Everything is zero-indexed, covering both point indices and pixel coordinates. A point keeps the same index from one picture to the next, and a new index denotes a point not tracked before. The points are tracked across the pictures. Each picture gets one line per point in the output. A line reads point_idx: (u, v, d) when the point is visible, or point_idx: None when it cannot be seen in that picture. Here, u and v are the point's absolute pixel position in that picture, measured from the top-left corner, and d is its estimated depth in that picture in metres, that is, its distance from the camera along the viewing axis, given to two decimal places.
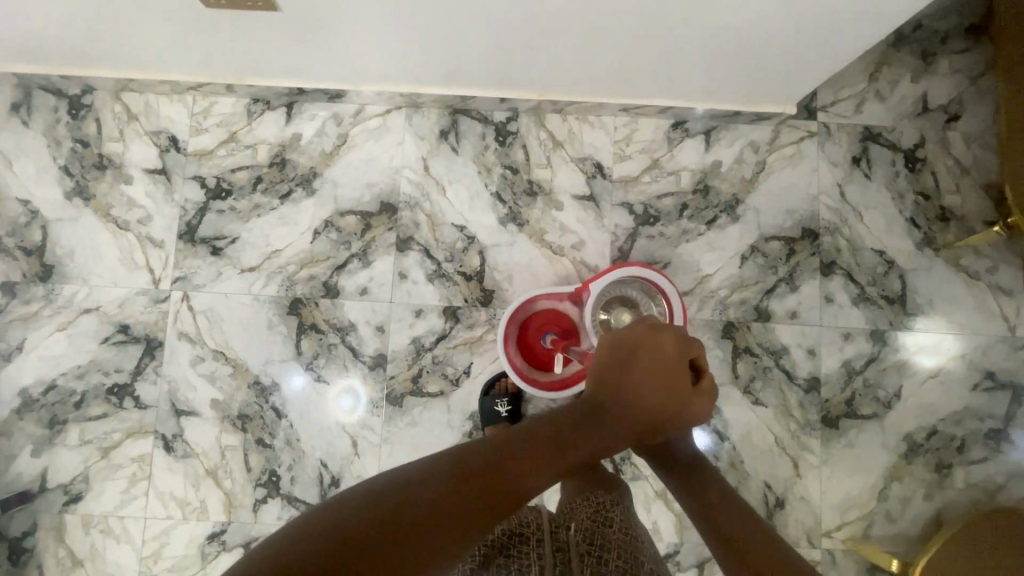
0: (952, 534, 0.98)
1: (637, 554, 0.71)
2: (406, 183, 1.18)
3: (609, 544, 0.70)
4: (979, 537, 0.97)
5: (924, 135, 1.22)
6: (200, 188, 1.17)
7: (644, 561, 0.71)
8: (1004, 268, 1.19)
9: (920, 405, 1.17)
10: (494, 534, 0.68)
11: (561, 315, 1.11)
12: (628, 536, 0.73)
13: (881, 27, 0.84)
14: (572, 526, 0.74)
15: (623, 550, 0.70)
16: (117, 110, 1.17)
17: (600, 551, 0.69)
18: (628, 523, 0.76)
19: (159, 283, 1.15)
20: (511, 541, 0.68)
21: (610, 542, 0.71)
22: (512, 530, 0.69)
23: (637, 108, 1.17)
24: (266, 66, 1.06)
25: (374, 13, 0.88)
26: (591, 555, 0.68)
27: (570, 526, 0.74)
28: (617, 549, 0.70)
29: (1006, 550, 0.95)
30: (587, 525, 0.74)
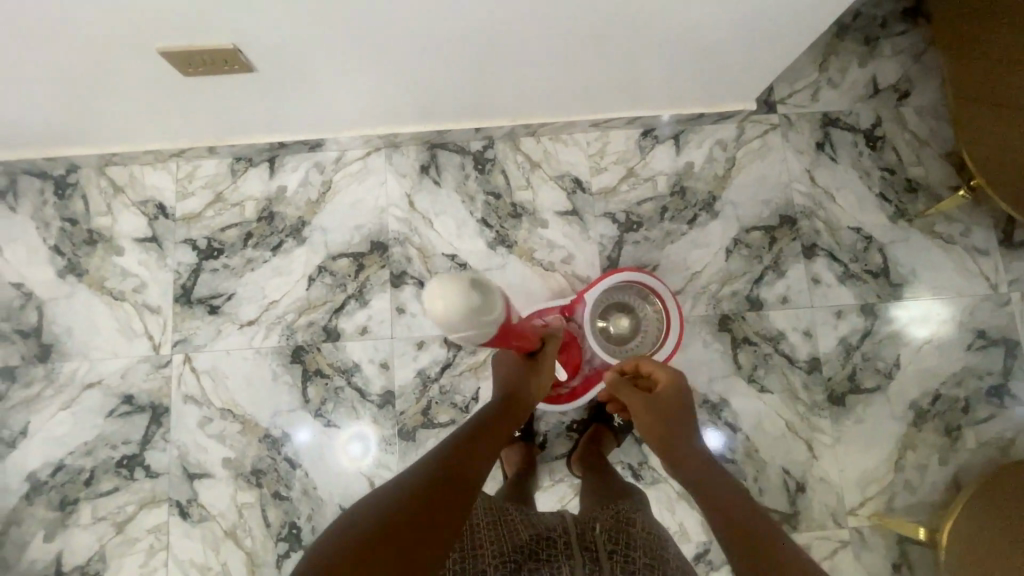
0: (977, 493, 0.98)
1: (663, 552, 0.73)
2: (394, 221, 1.21)
3: (635, 541, 0.72)
4: (1004, 492, 0.97)
5: (879, 115, 1.28)
6: (192, 250, 1.19)
7: (670, 559, 0.72)
8: (976, 229, 1.24)
9: (920, 372, 1.19)
10: (523, 542, 0.71)
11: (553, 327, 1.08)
12: (651, 534, 0.75)
13: (818, 19, 0.90)
14: (597, 526, 0.76)
15: (648, 548, 0.71)
16: (103, 185, 1.19)
17: (625, 549, 0.71)
18: (651, 523, 0.78)
19: (160, 348, 1.15)
20: (538, 547, 0.71)
21: (635, 541, 0.72)
22: (539, 536, 0.73)
23: (606, 122, 1.22)
24: (245, 125, 1.10)
25: (344, 62, 0.92)
26: (617, 553, 0.70)
27: (595, 526, 0.76)
28: (642, 547, 0.71)
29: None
30: (612, 523, 0.75)
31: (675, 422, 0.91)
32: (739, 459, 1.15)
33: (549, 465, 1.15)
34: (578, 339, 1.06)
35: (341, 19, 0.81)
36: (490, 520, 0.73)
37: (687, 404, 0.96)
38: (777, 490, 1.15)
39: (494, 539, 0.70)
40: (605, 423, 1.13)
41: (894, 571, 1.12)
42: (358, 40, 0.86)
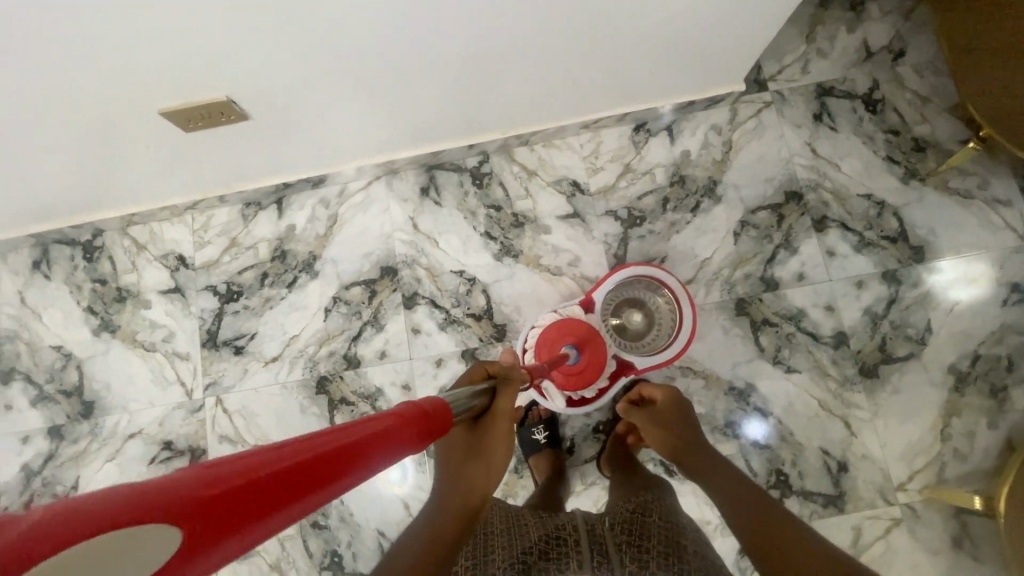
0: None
1: (679, 538, 0.79)
2: (401, 244, 1.23)
3: (650, 532, 0.78)
4: None
5: (875, 78, 1.26)
6: (213, 296, 1.24)
7: (686, 546, 0.78)
8: (995, 181, 1.20)
9: (955, 334, 1.15)
10: (534, 543, 0.77)
11: (573, 322, 1.05)
12: (669, 524, 0.81)
13: None
14: (609, 521, 0.82)
15: (664, 536, 0.78)
16: (126, 244, 1.26)
17: (640, 541, 0.77)
18: (667, 512, 0.84)
19: (192, 393, 1.20)
20: (548, 547, 0.76)
21: (651, 531, 0.78)
22: (550, 535, 0.79)
23: (597, 122, 1.23)
24: (253, 171, 1.15)
25: (335, 96, 0.96)
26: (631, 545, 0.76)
27: (608, 522, 0.82)
28: (657, 536, 0.78)
29: None
30: (628, 516, 0.81)
31: (684, 436, 0.93)
32: (774, 444, 1.12)
33: (579, 470, 1.14)
34: (598, 336, 1.03)
35: (325, 55, 0.85)
36: (505, 526, 0.81)
37: (691, 415, 0.98)
38: (818, 472, 1.11)
39: (505, 543, 0.78)
40: None
41: (955, 545, 1.07)
42: (343, 73, 0.90)
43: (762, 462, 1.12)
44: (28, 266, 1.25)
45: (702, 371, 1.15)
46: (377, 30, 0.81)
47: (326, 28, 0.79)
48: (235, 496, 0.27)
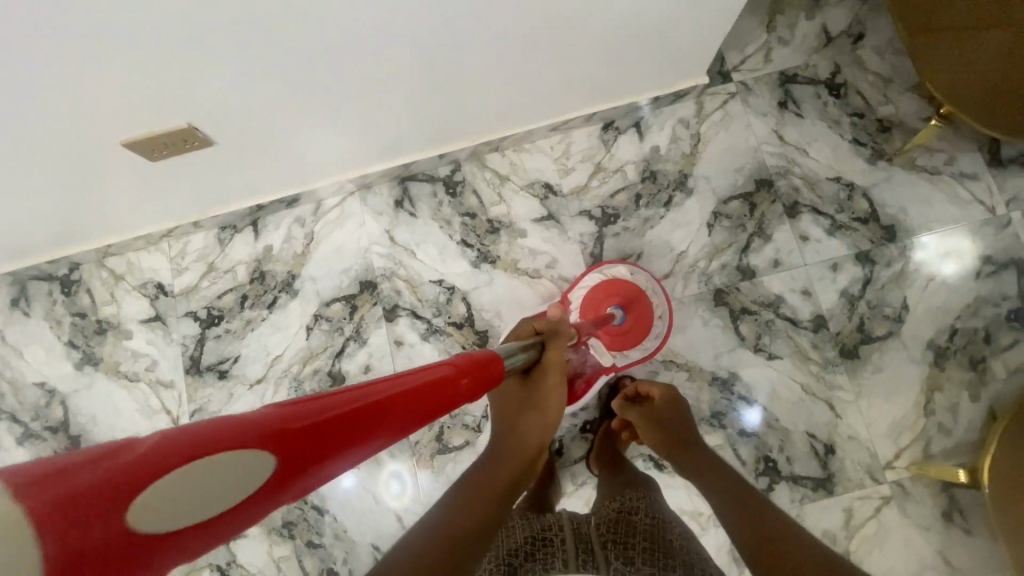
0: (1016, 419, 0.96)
1: (665, 534, 0.80)
2: (378, 258, 1.24)
3: (636, 530, 0.80)
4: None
5: (837, 62, 1.27)
6: (194, 322, 1.24)
7: (674, 540, 0.80)
8: (960, 156, 1.21)
9: (932, 310, 1.16)
10: (520, 544, 0.82)
11: (619, 282, 1.14)
12: (655, 520, 0.82)
13: None
14: (596, 521, 0.85)
15: (650, 533, 0.80)
16: (104, 276, 1.25)
17: (625, 538, 0.79)
18: (654, 508, 0.85)
19: (179, 420, 1.20)
20: (534, 548, 0.81)
21: (636, 529, 0.81)
22: (537, 537, 0.83)
23: (565, 124, 1.24)
24: (226, 195, 1.16)
25: (301, 116, 0.97)
26: (615, 543, 0.79)
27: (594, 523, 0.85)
28: (643, 533, 0.80)
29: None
30: (615, 516, 0.84)
31: (677, 430, 0.98)
32: (760, 431, 1.13)
33: (570, 470, 1.14)
34: (644, 296, 1.12)
35: (285, 75, 0.85)
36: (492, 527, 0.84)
37: (687, 412, 1.02)
38: (806, 457, 1.12)
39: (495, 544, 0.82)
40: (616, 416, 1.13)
41: (946, 519, 1.07)
42: (306, 92, 0.91)
43: (751, 450, 1.12)
44: (7, 304, 1.25)
45: (685, 364, 1.16)
46: (335, 47, 0.82)
47: (282, 48, 0.80)
48: (301, 437, 0.33)
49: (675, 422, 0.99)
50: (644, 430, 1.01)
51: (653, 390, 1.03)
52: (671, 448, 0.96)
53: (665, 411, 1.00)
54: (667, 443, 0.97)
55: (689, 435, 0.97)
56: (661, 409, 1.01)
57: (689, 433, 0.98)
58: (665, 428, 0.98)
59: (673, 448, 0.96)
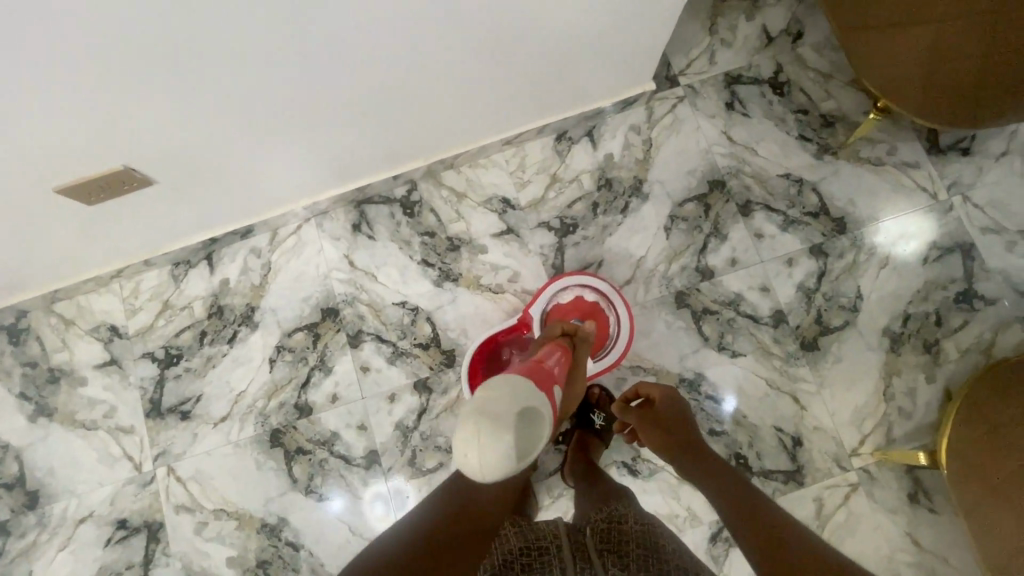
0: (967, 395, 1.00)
1: (658, 538, 0.79)
2: (339, 284, 1.22)
3: (628, 537, 0.79)
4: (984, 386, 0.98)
5: (779, 61, 1.30)
6: (152, 363, 1.20)
7: (665, 545, 0.78)
8: (901, 146, 1.25)
9: (885, 297, 1.19)
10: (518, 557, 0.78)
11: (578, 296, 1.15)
12: (645, 526, 0.82)
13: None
14: (588, 532, 0.84)
15: (643, 539, 0.79)
16: (54, 322, 1.21)
17: (620, 547, 0.77)
18: (642, 516, 0.85)
19: (142, 466, 1.16)
20: (530, 559, 0.78)
21: (629, 536, 0.79)
22: (530, 548, 0.80)
23: (517, 137, 1.24)
24: (176, 230, 1.13)
25: (253, 149, 0.96)
26: (610, 550, 0.77)
27: (586, 535, 0.84)
28: (635, 539, 0.78)
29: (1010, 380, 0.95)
30: (604, 526, 0.83)
31: (678, 431, 0.97)
32: (729, 429, 1.14)
33: (546, 484, 1.14)
34: (603, 309, 1.14)
35: (229, 108, 0.84)
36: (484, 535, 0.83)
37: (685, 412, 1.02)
38: (775, 451, 1.14)
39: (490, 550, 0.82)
40: (587, 427, 1.12)
41: (912, 501, 1.10)
42: (256, 124, 0.90)
43: (722, 448, 1.14)
44: None
45: (652, 368, 1.17)
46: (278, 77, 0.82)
47: (222, 82, 0.79)
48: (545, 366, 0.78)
49: (678, 421, 0.99)
50: (647, 433, 0.99)
51: (653, 389, 1.03)
52: (674, 449, 0.95)
53: (666, 410, 1.00)
54: (675, 442, 0.96)
55: (690, 434, 0.97)
56: (665, 408, 1.00)
57: (690, 431, 0.98)
58: (672, 426, 0.98)
59: (678, 448, 0.95)
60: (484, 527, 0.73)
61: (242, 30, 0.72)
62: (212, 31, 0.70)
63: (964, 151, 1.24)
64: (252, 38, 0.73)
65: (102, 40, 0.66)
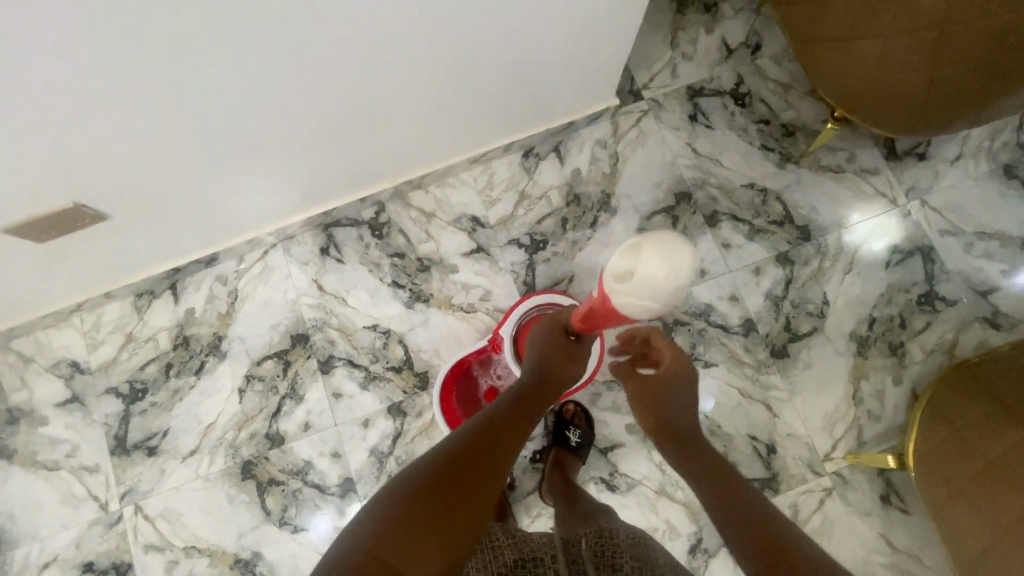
0: (931, 394, 1.03)
1: (650, 552, 0.80)
2: (308, 309, 1.20)
3: (621, 549, 0.79)
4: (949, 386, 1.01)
5: (740, 73, 1.33)
6: (117, 398, 1.17)
7: (658, 558, 0.79)
8: (860, 153, 1.28)
9: (850, 302, 1.21)
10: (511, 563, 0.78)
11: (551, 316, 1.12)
12: (635, 540, 0.82)
13: (621, 18, 0.94)
14: (582, 544, 0.81)
15: (636, 551, 0.79)
16: (11, 360, 1.17)
17: (613, 559, 0.77)
18: (633, 530, 0.85)
19: (108, 505, 1.12)
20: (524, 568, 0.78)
21: (622, 548, 0.79)
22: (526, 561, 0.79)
23: (484, 155, 1.24)
24: (136, 261, 1.11)
25: (221, 174, 0.95)
26: (606, 564, 0.77)
27: (579, 545, 0.81)
28: (628, 550, 0.79)
29: (969, 378, 0.98)
30: (595, 539, 0.82)
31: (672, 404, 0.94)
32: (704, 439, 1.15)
33: (524, 503, 1.13)
34: None
35: (191, 136, 0.83)
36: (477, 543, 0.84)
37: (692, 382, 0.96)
38: (751, 459, 1.15)
39: (481, 563, 0.79)
40: (563, 445, 1.11)
41: (884, 502, 1.12)
42: (222, 150, 0.89)
43: None
44: None
45: None
46: (241, 103, 0.81)
47: (181, 111, 0.78)
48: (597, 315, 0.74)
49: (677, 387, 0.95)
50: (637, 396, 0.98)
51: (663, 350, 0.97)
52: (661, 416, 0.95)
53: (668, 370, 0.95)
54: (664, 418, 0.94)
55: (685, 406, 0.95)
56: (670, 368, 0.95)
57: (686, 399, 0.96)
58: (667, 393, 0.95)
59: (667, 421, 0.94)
60: (470, 496, 0.62)
61: (196, 58, 0.70)
62: (165, 61, 0.69)
63: (920, 156, 1.27)
64: (208, 66, 0.72)
65: (46, 77, 0.65)
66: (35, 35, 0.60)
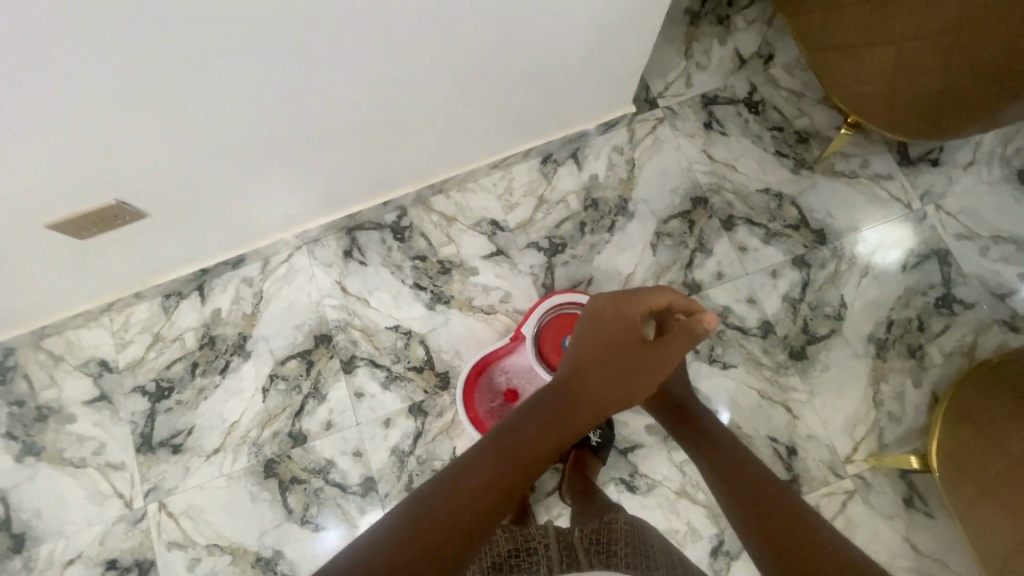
0: (955, 394, 1.03)
1: (646, 540, 0.83)
2: (331, 310, 1.23)
3: (617, 537, 0.83)
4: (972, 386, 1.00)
5: (753, 82, 1.36)
6: (143, 397, 1.19)
7: (653, 545, 0.82)
8: (874, 159, 1.30)
9: (868, 305, 1.22)
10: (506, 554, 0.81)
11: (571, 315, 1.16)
12: (634, 527, 0.85)
13: (640, 27, 0.98)
14: (578, 534, 0.86)
15: (631, 539, 0.82)
16: (42, 359, 1.20)
17: (608, 545, 0.81)
18: (633, 520, 0.87)
19: (132, 503, 1.14)
20: (519, 560, 0.81)
21: (617, 535, 0.83)
22: (521, 547, 0.83)
23: (504, 161, 1.27)
24: (167, 261, 1.14)
25: (252, 177, 0.98)
26: (599, 550, 0.81)
27: (575, 536, 0.85)
28: (623, 538, 0.82)
29: (992, 377, 0.98)
30: (594, 530, 0.86)
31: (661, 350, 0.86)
32: None
33: (544, 502, 1.14)
34: None
35: (221, 137, 0.86)
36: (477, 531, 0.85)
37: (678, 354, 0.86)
38: (771, 460, 1.15)
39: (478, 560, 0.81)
40: (584, 444, 1.11)
41: (907, 506, 1.11)
42: (250, 152, 0.92)
43: None
44: None
45: None
46: (264, 103, 0.83)
47: (220, 114, 0.82)
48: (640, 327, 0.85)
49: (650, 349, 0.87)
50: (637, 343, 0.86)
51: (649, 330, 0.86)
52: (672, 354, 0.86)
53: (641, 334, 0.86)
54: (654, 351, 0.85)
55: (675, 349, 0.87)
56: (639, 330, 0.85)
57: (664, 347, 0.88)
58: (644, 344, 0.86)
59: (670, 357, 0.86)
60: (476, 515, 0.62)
61: (223, 58, 0.73)
62: (192, 60, 0.72)
63: (933, 162, 1.29)
64: (233, 66, 0.75)
65: (84, 73, 0.68)
66: (76, 32, 0.63)
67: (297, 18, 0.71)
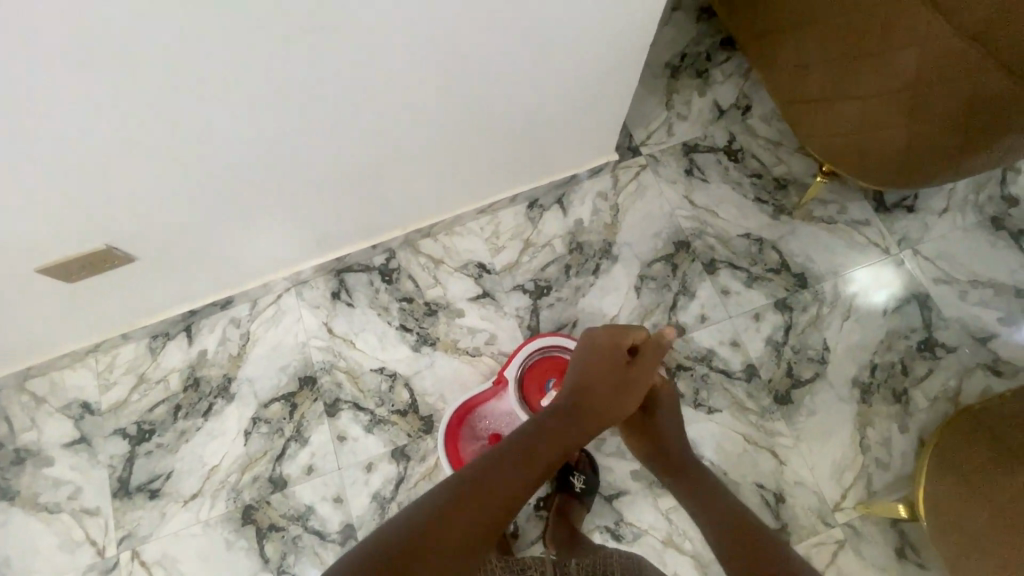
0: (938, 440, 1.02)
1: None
2: (317, 352, 1.23)
3: None
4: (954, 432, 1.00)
5: (731, 131, 1.41)
6: (123, 440, 1.18)
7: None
8: (851, 205, 1.34)
9: (851, 349, 1.23)
10: None
11: (554, 358, 1.16)
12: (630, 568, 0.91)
13: (614, 81, 1.03)
14: None
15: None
16: (24, 401, 1.19)
17: None
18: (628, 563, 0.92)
19: (105, 551, 1.11)
20: None
21: None
22: None
23: (492, 206, 1.31)
24: (156, 303, 1.15)
25: (242, 221, 1.01)
26: None
27: None
28: None
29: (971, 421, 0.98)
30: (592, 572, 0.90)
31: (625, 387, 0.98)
32: None
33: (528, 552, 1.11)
34: None
35: (211, 183, 0.90)
36: None
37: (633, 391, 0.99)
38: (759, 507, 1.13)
39: None
40: (567, 490, 1.09)
41: (898, 556, 1.09)
42: (240, 197, 0.95)
43: None
44: None
45: None
46: (251, 149, 0.87)
47: (210, 160, 0.86)
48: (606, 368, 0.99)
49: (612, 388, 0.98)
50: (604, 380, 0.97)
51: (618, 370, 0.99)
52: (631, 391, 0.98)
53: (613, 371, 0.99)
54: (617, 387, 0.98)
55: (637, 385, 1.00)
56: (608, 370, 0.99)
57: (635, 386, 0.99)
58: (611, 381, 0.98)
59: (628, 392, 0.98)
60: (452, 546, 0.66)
61: (209, 106, 0.77)
62: (179, 108, 0.76)
63: (908, 209, 1.32)
64: (220, 114, 0.79)
65: (75, 121, 0.72)
66: (66, 82, 0.67)
67: (281, 69, 0.76)
